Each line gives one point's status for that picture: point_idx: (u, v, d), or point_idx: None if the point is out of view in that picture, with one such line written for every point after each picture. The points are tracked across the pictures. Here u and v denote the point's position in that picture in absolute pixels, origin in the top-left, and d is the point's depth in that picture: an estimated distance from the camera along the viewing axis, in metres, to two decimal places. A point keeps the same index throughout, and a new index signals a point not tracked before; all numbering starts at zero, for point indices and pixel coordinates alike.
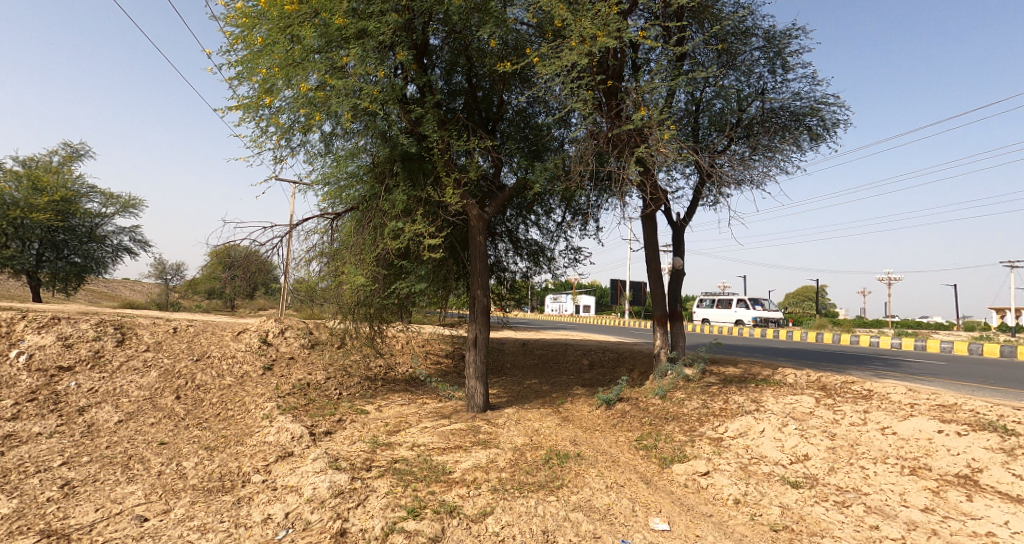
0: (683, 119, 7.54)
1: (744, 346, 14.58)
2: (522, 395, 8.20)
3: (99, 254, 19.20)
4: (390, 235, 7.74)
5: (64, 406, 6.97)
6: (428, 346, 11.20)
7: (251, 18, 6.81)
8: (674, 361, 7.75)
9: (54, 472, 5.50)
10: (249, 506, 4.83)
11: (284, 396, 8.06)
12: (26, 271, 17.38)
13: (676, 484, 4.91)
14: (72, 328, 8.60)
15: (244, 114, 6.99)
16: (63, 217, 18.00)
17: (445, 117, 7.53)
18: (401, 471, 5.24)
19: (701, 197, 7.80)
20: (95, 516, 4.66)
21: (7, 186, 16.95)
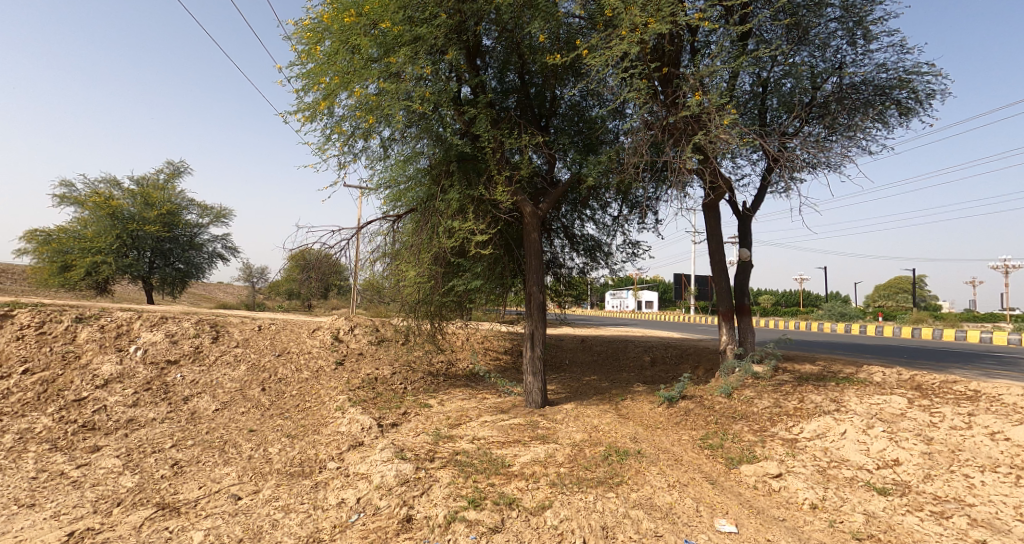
0: (749, 102, 7.15)
1: (830, 342, 13.57)
2: (581, 391, 8.15)
3: (198, 261, 20.93)
4: (447, 234, 7.92)
5: (173, 395, 7.70)
6: (489, 343, 11.32)
7: (316, 34, 7.22)
8: (742, 357, 7.39)
9: (166, 452, 6.10)
10: (326, 490, 5.12)
11: (354, 389, 8.47)
12: (141, 277, 19.29)
13: (746, 485, 4.70)
14: (176, 326, 9.41)
15: (310, 123, 7.41)
16: (169, 228, 19.82)
17: (498, 117, 7.67)
18: (463, 463, 5.37)
19: (769, 185, 7.38)
20: (199, 493, 5.12)
21: (124, 202, 18.91)
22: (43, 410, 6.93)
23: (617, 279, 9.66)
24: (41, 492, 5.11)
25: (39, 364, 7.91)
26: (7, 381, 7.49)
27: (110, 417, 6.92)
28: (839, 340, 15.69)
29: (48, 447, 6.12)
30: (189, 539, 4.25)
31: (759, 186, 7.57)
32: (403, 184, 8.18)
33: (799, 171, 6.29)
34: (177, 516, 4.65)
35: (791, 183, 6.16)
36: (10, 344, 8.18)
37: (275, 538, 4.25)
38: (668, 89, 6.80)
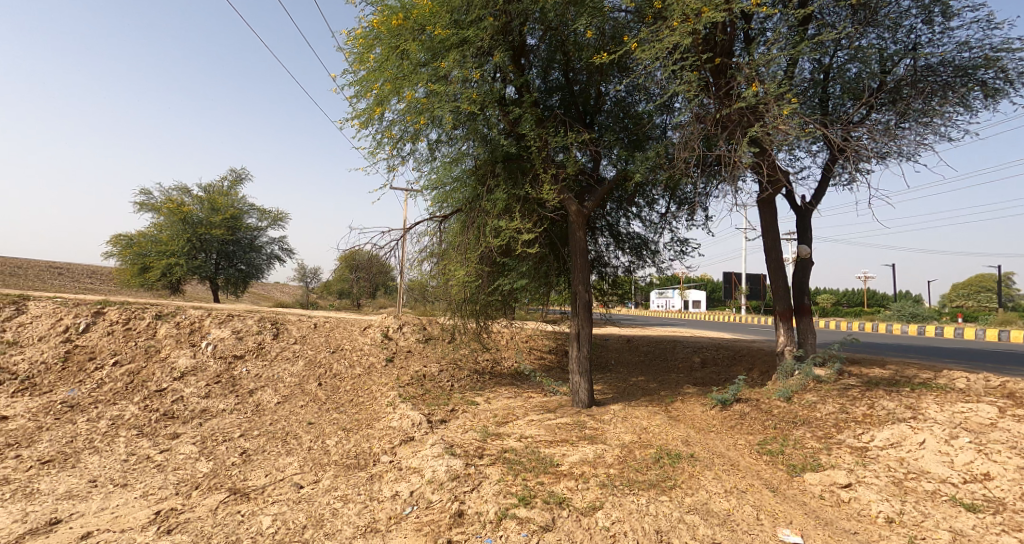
0: (809, 90, 6.81)
1: (904, 345, 12.70)
2: (629, 392, 8.03)
3: (258, 262, 21.98)
4: (493, 234, 7.98)
5: (240, 388, 8.13)
6: (533, 342, 11.32)
7: (368, 42, 7.45)
8: (802, 359, 7.08)
9: (235, 441, 6.44)
10: (380, 482, 5.26)
11: (404, 386, 8.66)
12: (209, 277, 20.42)
13: (810, 495, 4.48)
14: (241, 324, 9.87)
15: (362, 127, 7.64)
16: (233, 232, 20.89)
17: (543, 115, 7.66)
18: (511, 461, 5.40)
19: (832, 176, 7.03)
20: (265, 480, 5.37)
21: (193, 207, 20.08)
22: (130, 398, 7.54)
23: (663, 277, 9.45)
24: (130, 473, 5.54)
25: (126, 357, 8.52)
26: (99, 372, 8.13)
27: (187, 407, 7.42)
28: (916, 343, 14.64)
29: (136, 432, 6.65)
30: (258, 523, 4.47)
31: (820, 179, 7.20)
32: (449, 186, 8.35)
33: (868, 160, 5.95)
34: (246, 501, 4.90)
35: (858, 173, 5.84)
36: (102, 339, 8.85)
37: (335, 526, 4.41)
38: (719, 81, 6.60)
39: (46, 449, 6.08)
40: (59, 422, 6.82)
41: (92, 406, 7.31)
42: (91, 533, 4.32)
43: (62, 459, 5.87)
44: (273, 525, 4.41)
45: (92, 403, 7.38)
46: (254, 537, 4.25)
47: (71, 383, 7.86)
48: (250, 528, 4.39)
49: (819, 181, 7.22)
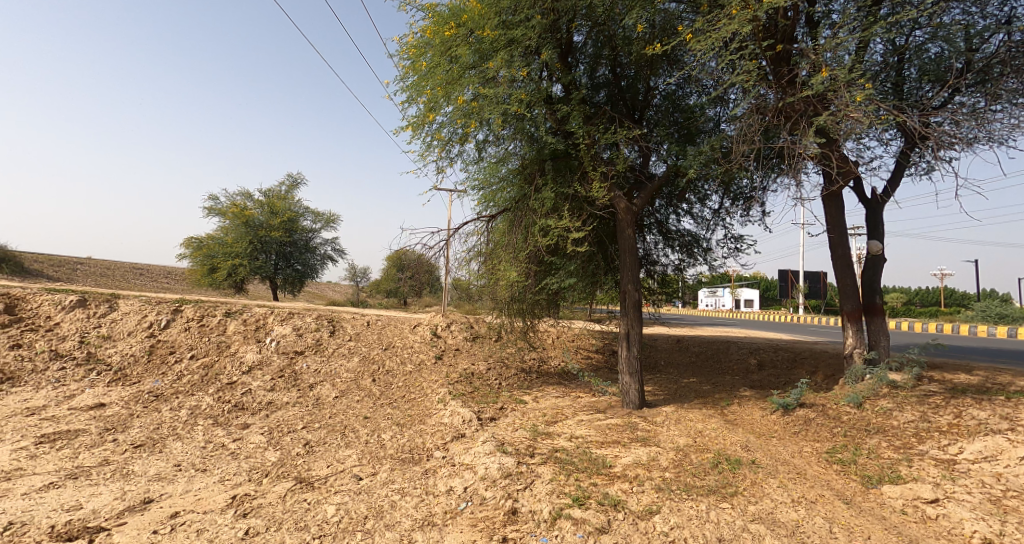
0: (880, 74, 6.44)
1: (989, 349, 11.75)
2: (681, 393, 7.84)
3: (312, 262, 22.89)
4: (542, 233, 7.99)
5: (301, 382, 8.50)
6: (580, 341, 11.23)
7: (419, 49, 7.66)
8: (875, 362, 6.65)
9: (298, 433, 6.73)
10: (435, 477, 5.36)
11: (454, 383, 8.80)
12: (269, 277, 21.41)
13: (890, 509, 4.22)
14: (301, 321, 10.24)
15: (414, 132, 7.88)
16: (290, 234, 21.81)
17: (591, 112, 7.58)
18: (563, 460, 5.39)
19: (908, 165, 6.63)
20: (328, 471, 5.57)
21: (255, 211, 21.10)
22: (206, 390, 8.04)
23: (716, 276, 9.18)
24: (209, 459, 5.87)
25: (201, 351, 9.06)
26: (178, 365, 8.69)
27: (255, 399, 7.85)
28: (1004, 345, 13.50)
29: (211, 422, 7.06)
30: (323, 512, 4.66)
31: (894, 169, 6.81)
32: (495, 186, 8.40)
33: (950, 147, 5.56)
34: (311, 490, 5.10)
35: (941, 162, 5.46)
36: (180, 334, 9.42)
37: (395, 518, 4.54)
38: (780, 69, 6.31)
39: (137, 434, 6.55)
40: (147, 410, 7.32)
41: (173, 396, 7.83)
42: (178, 513, 4.63)
43: (151, 444, 6.29)
44: (337, 515, 4.59)
45: (174, 393, 7.90)
46: (320, 525, 4.43)
47: (156, 374, 8.44)
48: (317, 516, 4.58)
49: (892, 171, 6.82)
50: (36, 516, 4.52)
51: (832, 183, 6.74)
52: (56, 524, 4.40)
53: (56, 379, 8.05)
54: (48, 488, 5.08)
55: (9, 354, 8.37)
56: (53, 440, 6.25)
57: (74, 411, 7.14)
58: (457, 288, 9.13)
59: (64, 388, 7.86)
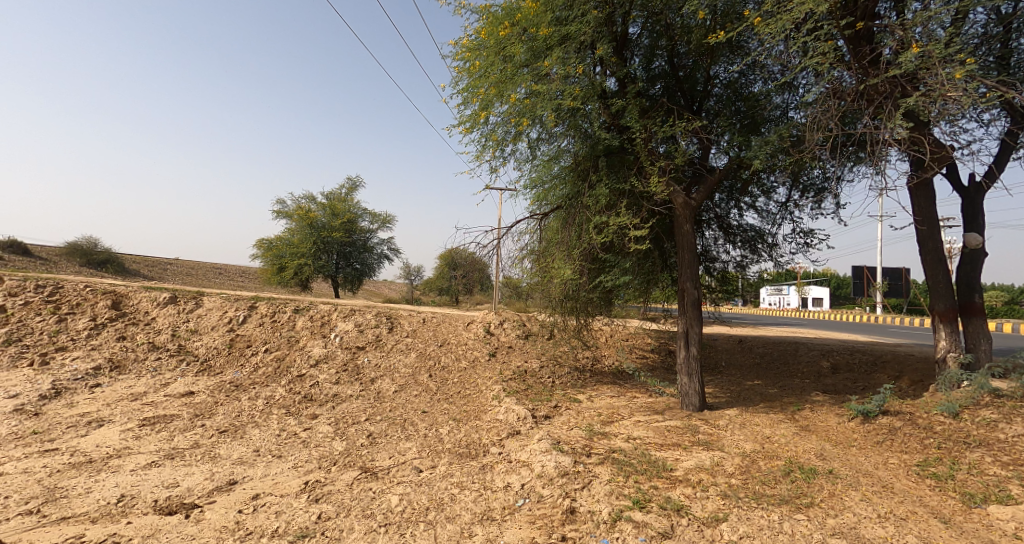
0: (980, 48, 5.89)
1: None
2: (745, 396, 7.50)
3: (370, 261, 23.65)
4: (597, 230, 7.88)
5: (363, 376, 8.80)
6: (634, 340, 10.98)
7: (473, 51, 7.74)
8: (972, 369, 6.11)
9: (362, 424, 6.96)
10: (492, 473, 5.38)
11: (507, 380, 8.83)
12: (330, 276, 22.27)
13: (997, 532, 3.83)
14: (363, 317, 10.56)
15: (468, 132, 7.99)
16: (349, 234, 22.63)
17: (647, 105, 7.40)
18: (621, 461, 5.27)
19: (1014, 148, 6.03)
20: (390, 462, 5.71)
21: (318, 213, 22.02)
22: (278, 382, 8.47)
23: (782, 273, 8.70)
24: (283, 446, 6.16)
25: (274, 345, 9.55)
26: (254, 357, 9.21)
27: (322, 391, 8.19)
28: None
29: (284, 411, 7.41)
30: (388, 501, 4.78)
31: (998, 152, 6.21)
32: (547, 184, 8.41)
33: None
34: (375, 479, 5.25)
35: None
36: (256, 329, 9.95)
37: (455, 511, 4.59)
38: (859, 48, 5.86)
39: (222, 420, 6.98)
40: (229, 398, 7.78)
41: (251, 386, 8.29)
42: (259, 495, 4.90)
43: (234, 429, 6.67)
44: (400, 504, 4.70)
45: (251, 384, 8.36)
46: (386, 514, 4.55)
47: (236, 365, 8.98)
48: (381, 504, 4.70)
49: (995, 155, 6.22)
50: (142, 491, 4.93)
51: (922, 171, 6.22)
52: (156, 500, 4.77)
53: (154, 368, 8.69)
54: (150, 466, 5.51)
55: (116, 345, 9.10)
56: (153, 423, 6.77)
57: (169, 398, 7.70)
58: (507, 286, 9.15)
59: (160, 376, 8.48)
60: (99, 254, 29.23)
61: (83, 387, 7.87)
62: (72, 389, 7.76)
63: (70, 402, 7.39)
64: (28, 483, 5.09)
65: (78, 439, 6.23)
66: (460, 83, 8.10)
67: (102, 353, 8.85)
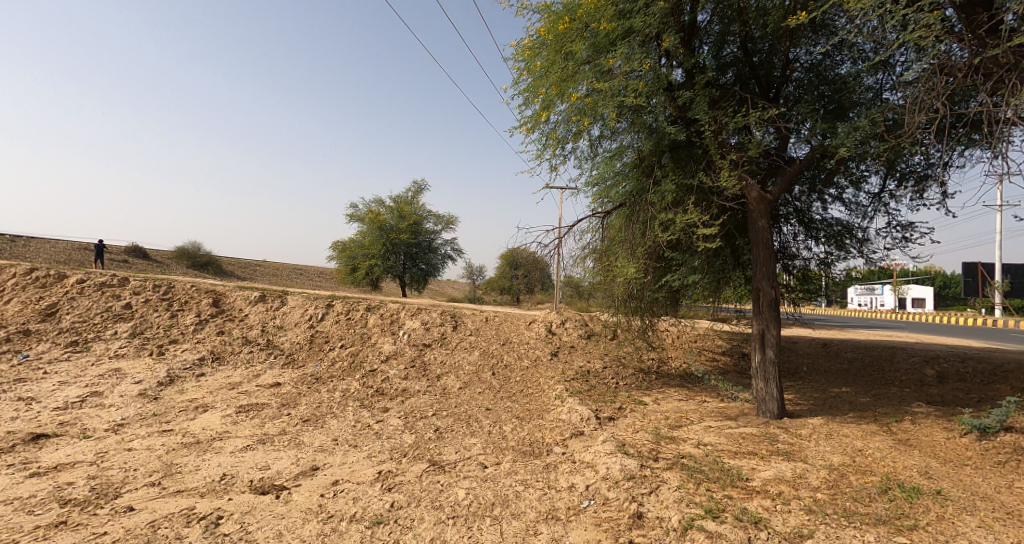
0: None
1: None
2: (831, 404, 6.98)
3: (435, 261, 24.24)
4: (662, 228, 7.62)
5: (430, 373, 9.02)
6: (703, 342, 10.51)
7: (534, 50, 7.73)
8: None
9: (430, 419, 7.13)
10: (556, 472, 5.32)
11: (570, 380, 8.74)
12: (398, 276, 23.02)
13: None
14: (429, 315, 10.82)
15: (529, 132, 8.00)
16: (415, 236, 23.31)
17: (717, 95, 7.07)
18: (691, 467, 5.06)
19: None
20: (457, 456, 5.80)
21: (386, 216, 22.85)
22: (353, 376, 8.86)
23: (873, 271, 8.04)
24: (358, 436, 6.42)
25: (348, 341, 10.00)
26: (331, 352, 9.70)
27: (393, 386, 8.47)
28: None
29: (358, 404, 7.73)
30: (455, 494, 4.85)
31: None
32: (610, 181, 8.20)
33: None
34: (443, 472, 5.34)
35: None
36: (333, 325, 10.45)
37: (520, 508, 4.58)
38: (973, 16, 5.21)
39: (305, 410, 7.38)
40: (310, 390, 8.23)
41: (329, 379, 8.73)
42: (338, 481, 5.13)
43: (316, 419, 7.04)
44: (467, 498, 4.75)
45: (330, 377, 8.80)
46: (453, 506, 4.62)
47: (316, 359, 9.50)
48: (450, 497, 4.78)
49: None
50: (239, 471, 5.31)
51: None
52: (251, 480, 5.11)
53: (247, 359, 9.36)
54: (246, 449, 5.92)
55: (216, 338, 9.87)
56: (247, 410, 7.28)
57: (259, 387, 8.26)
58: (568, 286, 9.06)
59: (253, 368, 9.11)
60: (201, 256, 32.19)
61: (191, 375, 8.58)
62: (183, 377, 8.49)
63: (181, 388, 8.09)
64: (150, 458, 5.61)
65: (188, 421, 6.80)
66: (521, 84, 8.12)
67: (205, 346, 9.62)
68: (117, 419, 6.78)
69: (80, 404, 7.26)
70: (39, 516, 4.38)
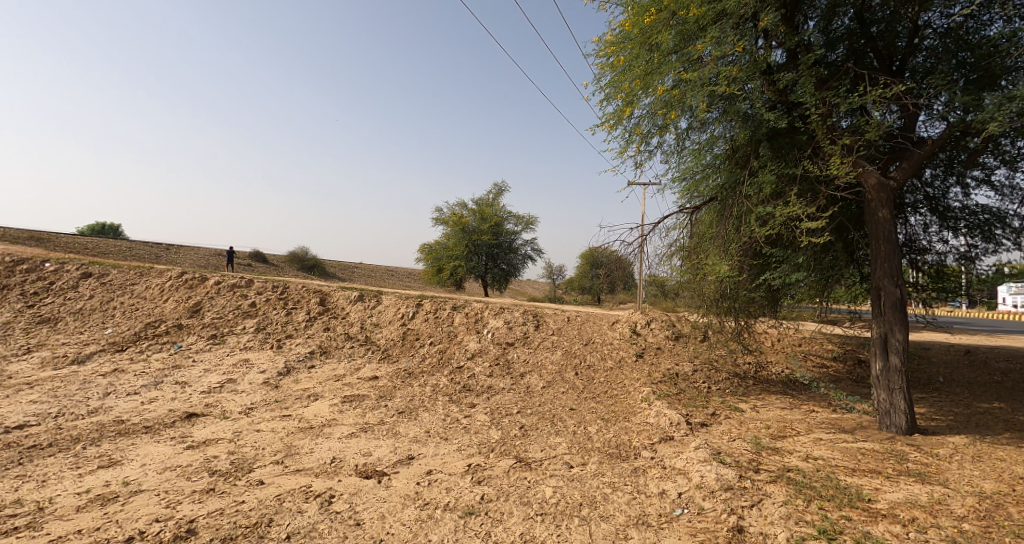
0: None
1: None
2: (977, 422, 6.04)
3: (515, 262, 24.42)
4: (759, 222, 7.05)
5: (514, 371, 9.02)
6: (809, 346, 9.58)
7: (618, 45, 7.50)
8: None
9: (514, 416, 7.09)
10: (645, 477, 5.05)
11: (657, 383, 8.34)
12: (480, 276, 23.44)
13: None
14: (511, 314, 10.83)
15: (611, 129, 7.80)
16: (496, 237, 23.61)
17: (826, 75, 6.41)
18: (800, 482, 4.60)
19: None
20: (543, 454, 5.71)
21: (468, 218, 23.37)
22: (441, 372, 9.07)
23: None
24: (448, 430, 6.53)
25: (436, 338, 10.27)
26: (421, 349, 10.01)
27: (479, 383, 8.56)
28: None
29: (447, 399, 7.89)
30: (542, 492, 4.76)
31: None
32: (698, 174, 7.80)
33: None
34: (530, 469, 5.27)
35: None
36: (422, 323, 10.79)
37: (608, 510, 4.41)
38: None
39: (400, 403, 7.66)
40: (404, 384, 8.54)
41: (420, 374, 9.01)
42: (431, 471, 5.23)
43: (410, 412, 7.27)
44: (554, 496, 4.64)
45: (420, 372, 9.08)
46: (541, 503, 4.53)
47: (408, 355, 9.86)
48: (537, 494, 4.70)
49: None
50: (346, 456, 5.59)
51: None
52: (357, 465, 5.36)
53: (349, 354, 9.93)
54: (351, 436, 6.24)
55: (323, 334, 10.55)
56: (351, 400, 7.69)
57: (360, 380, 8.71)
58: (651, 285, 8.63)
59: (354, 362, 9.63)
60: (308, 259, 34.87)
61: (304, 367, 9.24)
62: (297, 368, 9.17)
63: (296, 378, 8.72)
64: (274, 439, 6.06)
65: (302, 408, 7.30)
66: (603, 80, 7.92)
67: (314, 341, 10.34)
68: (248, 404, 7.43)
69: (220, 389, 8.04)
70: (193, 482, 4.89)
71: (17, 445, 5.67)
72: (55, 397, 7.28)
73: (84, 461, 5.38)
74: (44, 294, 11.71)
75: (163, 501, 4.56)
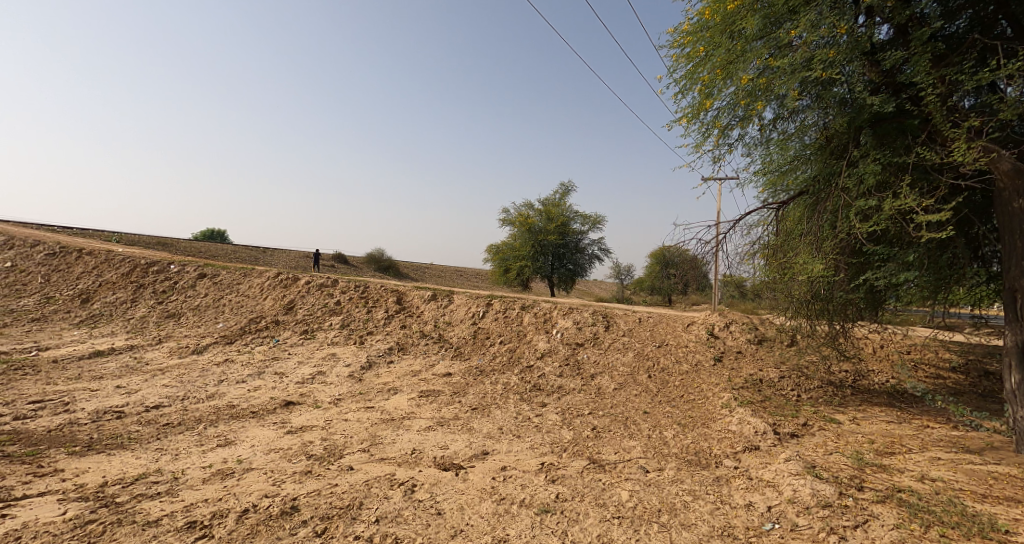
0: None
1: None
2: None
3: (582, 262, 24.07)
4: (860, 217, 6.41)
5: (585, 372, 8.83)
6: (918, 355, 8.59)
7: (695, 35, 7.12)
8: None
9: (586, 418, 6.90)
10: (729, 487, 4.71)
11: (739, 389, 7.82)
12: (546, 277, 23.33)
13: None
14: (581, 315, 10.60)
15: (689, 123, 7.46)
16: (562, 237, 23.40)
17: (943, 51, 5.68)
18: (915, 504, 4.11)
19: None
20: (616, 457, 5.49)
21: (534, 219, 23.34)
22: (512, 371, 9.05)
23: None
24: (521, 427, 6.47)
25: (506, 337, 10.27)
26: (492, 347, 10.06)
27: (549, 382, 8.45)
28: None
29: (518, 397, 7.84)
30: (618, 494, 4.56)
31: None
32: (784, 166, 7.25)
33: None
34: (603, 471, 5.08)
35: None
36: (492, 322, 10.84)
37: (691, 519, 4.18)
38: None
39: (473, 399, 7.70)
40: (477, 381, 8.60)
41: (491, 372, 9.05)
42: (506, 467, 5.18)
43: (482, 408, 7.29)
44: (631, 500, 4.44)
45: (492, 370, 9.12)
46: (618, 506, 4.35)
47: (479, 353, 9.94)
48: (614, 496, 4.52)
49: None
50: (425, 448, 5.68)
51: None
52: (435, 457, 5.42)
53: (424, 351, 10.17)
54: (429, 429, 6.34)
55: (400, 332, 10.89)
56: (427, 395, 7.85)
57: (434, 376, 8.87)
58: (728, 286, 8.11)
59: (428, 358, 9.86)
60: (385, 259, 36.45)
61: (383, 361, 9.58)
62: (378, 362, 9.53)
63: (377, 372, 9.04)
64: (360, 428, 6.29)
65: (383, 401, 7.54)
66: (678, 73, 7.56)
67: (393, 337, 10.70)
68: (336, 395, 7.77)
69: (312, 380, 8.50)
70: (294, 464, 5.16)
71: (155, 422, 6.27)
72: (180, 382, 8.02)
73: (206, 439, 5.83)
74: (169, 292, 12.94)
75: (271, 479, 4.83)
